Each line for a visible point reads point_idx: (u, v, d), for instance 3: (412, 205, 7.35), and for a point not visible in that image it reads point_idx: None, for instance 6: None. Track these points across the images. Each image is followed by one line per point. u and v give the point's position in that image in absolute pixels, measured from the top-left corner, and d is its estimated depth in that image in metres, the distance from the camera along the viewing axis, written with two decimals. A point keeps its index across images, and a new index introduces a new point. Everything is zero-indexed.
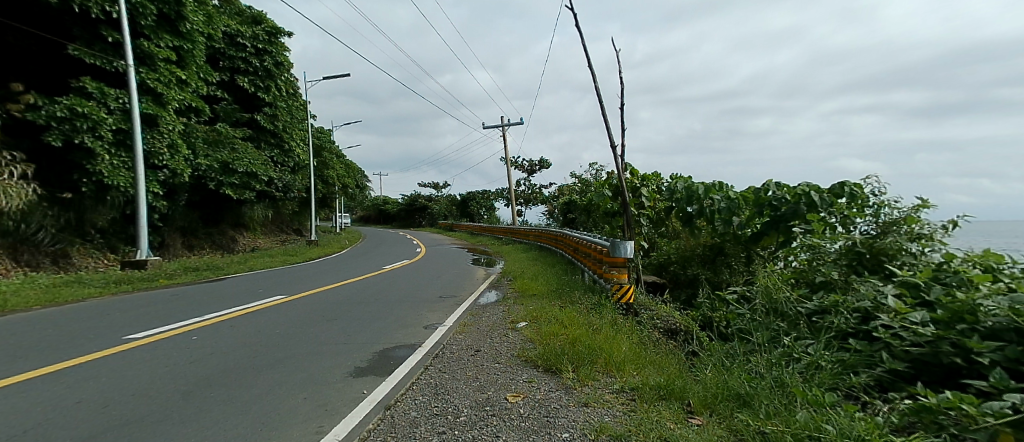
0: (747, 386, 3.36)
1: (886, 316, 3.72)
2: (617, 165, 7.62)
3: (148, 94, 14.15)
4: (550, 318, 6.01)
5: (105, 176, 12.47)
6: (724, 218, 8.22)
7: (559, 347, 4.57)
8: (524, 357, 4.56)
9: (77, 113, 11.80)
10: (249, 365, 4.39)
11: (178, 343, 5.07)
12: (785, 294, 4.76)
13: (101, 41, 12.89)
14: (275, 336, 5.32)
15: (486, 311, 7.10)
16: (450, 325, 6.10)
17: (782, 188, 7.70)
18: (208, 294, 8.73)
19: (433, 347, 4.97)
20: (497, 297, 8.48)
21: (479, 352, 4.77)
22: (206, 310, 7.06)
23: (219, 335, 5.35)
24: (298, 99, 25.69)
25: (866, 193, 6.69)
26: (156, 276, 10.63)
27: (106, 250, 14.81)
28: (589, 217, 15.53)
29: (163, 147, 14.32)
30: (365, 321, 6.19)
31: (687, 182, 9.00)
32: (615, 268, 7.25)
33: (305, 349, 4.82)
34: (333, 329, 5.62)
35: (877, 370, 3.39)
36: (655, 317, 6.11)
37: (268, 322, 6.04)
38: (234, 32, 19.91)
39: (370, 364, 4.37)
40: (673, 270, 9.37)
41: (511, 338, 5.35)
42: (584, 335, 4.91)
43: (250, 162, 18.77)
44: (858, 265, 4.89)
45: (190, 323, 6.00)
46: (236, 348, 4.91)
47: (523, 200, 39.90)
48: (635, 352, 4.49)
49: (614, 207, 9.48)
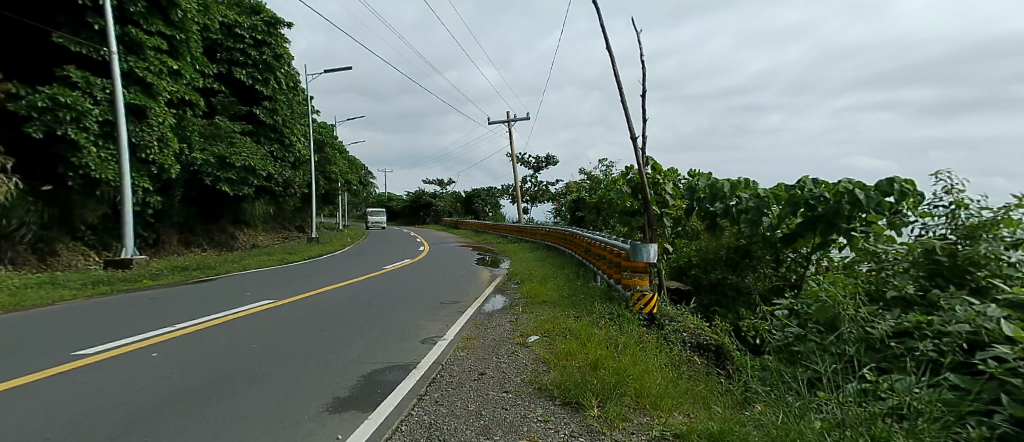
0: (826, 438, 2.56)
1: (1003, 346, 2.91)
2: (637, 158, 6.84)
3: (137, 85, 13.49)
4: (564, 332, 5.30)
5: (92, 170, 11.91)
6: (752, 219, 7.37)
7: (579, 374, 3.83)
8: (538, 385, 3.83)
9: (60, 103, 11.18)
10: (208, 394, 3.68)
11: (135, 362, 4.38)
12: (849, 311, 4.00)
13: (87, 28, 12.27)
14: (249, 352, 4.62)
15: (492, 320, 6.38)
16: (451, 338, 5.39)
17: (820, 185, 6.91)
18: (191, 297, 8.05)
19: (430, 368, 4.25)
20: (504, 303, 7.72)
21: (483, 377, 4.05)
22: (181, 317, 6.37)
23: (185, 351, 4.66)
24: (299, 93, 25.05)
25: (919, 192, 5.95)
26: (140, 276, 10.00)
27: (97, 247, 14.32)
28: (600, 215, 14.83)
29: (152, 140, 13.75)
30: (356, 333, 5.48)
31: (709, 178, 8.12)
32: (636, 273, 6.49)
33: (279, 373, 4.11)
34: (318, 345, 4.92)
35: (996, 420, 2.56)
36: (682, 330, 5.55)
37: (244, 333, 5.35)
38: (232, 23, 19.27)
39: (351, 394, 3.63)
40: (694, 274, 8.97)
41: (521, 357, 4.62)
42: (606, 357, 4.16)
43: (247, 157, 18.01)
44: (937, 277, 4.08)
45: (155, 335, 5.30)
46: (199, 369, 4.20)
47: (529, 198, 39.31)
48: (670, 382, 3.73)
49: (633, 206, 8.51)
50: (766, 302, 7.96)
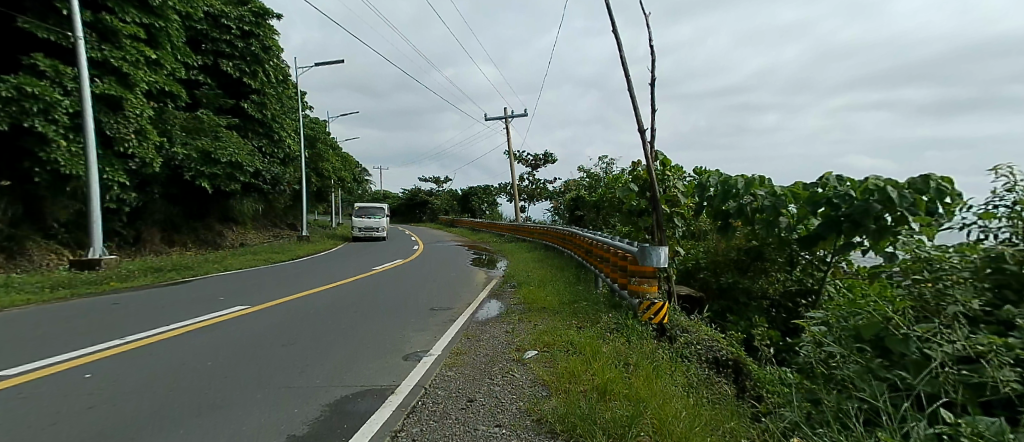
0: None
1: None
2: (646, 152, 6.23)
3: (113, 75, 12.77)
4: (568, 346, 4.72)
5: (62, 165, 11.19)
6: (767, 219, 6.78)
7: (585, 404, 3.21)
8: (536, 417, 3.21)
9: (26, 94, 10.40)
10: (137, 428, 3.01)
11: (61, 385, 3.67)
12: (903, 330, 3.36)
13: (56, 14, 11.51)
14: (202, 375, 3.96)
15: (485, 331, 5.76)
16: (438, 354, 4.76)
17: (844, 182, 6.32)
18: (157, 302, 7.35)
19: (410, 394, 3.60)
20: (499, 310, 7.10)
21: (472, 406, 3.42)
22: (136, 327, 5.68)
23: (124, 373, 3.97)
24: (290, 87, 24.37)
25: (959, 190, 5.38)
26: (106, 278, 9.36)
27: (72, 246, 13.68)
28: (600, 214, 14.32)
29: (129, 132, 13.01)
30: (329, 348, 4.82)
31: (720, 174, 7.46)
32: (644, 279, 5.87)
33: (231, 400, 3.46)
34: (282, 365, 4.25)
35: None
36: (695, 343, 5.03)
37: (202, 349, 4.69)
38: (217, 13, 18.57)
39: (310, 431, 2.99)
40: (703, 277, 8.46)
41: (517, 378, 3.99)
42: (616, 380, 3.55)
43: (233, 152, 17.26)
44: (1004, 289, 3.47)
45: (97, 351, 4.60)
46: (134, 396, 3.50)
47: (527, 196, 38.68)
48: (693, 413, 3.14)
49: (640, 205, 7.84)
50: (789, 313, 7.39)
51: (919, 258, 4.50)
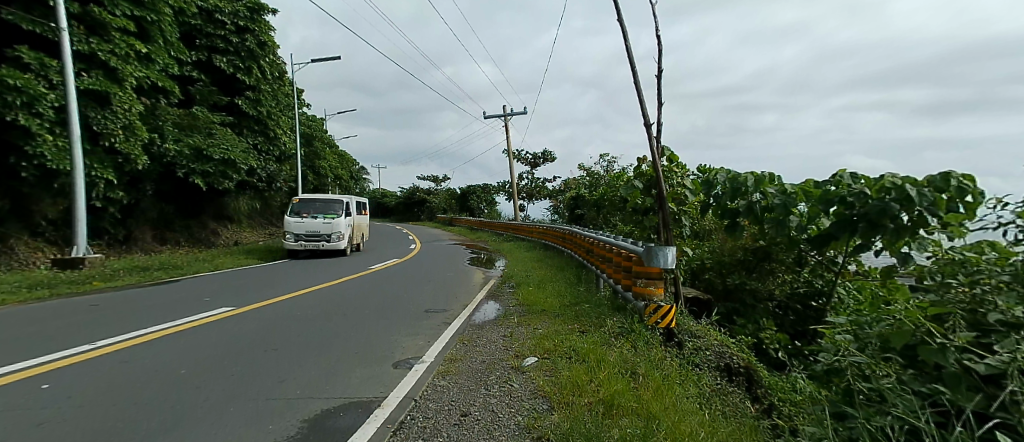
0: None
1: None
2: (654, 147, 5.88)
3: (100, 68, 12.38)
4: (570, 353, 4.42)
5: (48, 160, 10.85)
6: (778, 217, 6.46)
7: (591, 420, 2.90)
8: (537, 435, 2.90)
9: (9, 86, 9.96)
10: None
11: (15, 396, 3.34)
12: (938, 340, 3.02)
13: (42, 5, 11.15)
14: (171, 386, 3.63)
15: (482, 335, 5.46)
16: (432, 361, 4.46)
17: (858, 180, 6.05)
18: (138, 303, 7.00)
19: (398, 408, 3.29)
20: (497, 312, 6.79)
21: (467, 422, 3.10)
22: (110, 330, 5.35)
23: (88, 383, 3.63)
24: (286, 84, 24.01)
25: (979, 188, 5.08)
26: (90, 277, 9.04)
27: (59, 243, 13.38)
28: (601, 213, 14.02)
29: (117, 128, 12.64)
30: (314, 355, 4.50)
31: (728, 171, 7.16)
32: (650, 280, 5.58)
33: (199, 415, 3.13)
34: (260, 375, 3.92)
35: None
36: (705, 349, 4.74)
37: (177, 356, 4.36)
38: (212, 8, 18.23)
39: None
40: (709, 278, 8.16)
41: (516, 389, 3.68)
42: (624, 393, 3.25)
43: (227, 149, 16.73)
44: None
45: (63, 358, 4.25)
46: (93, 410, 3.17)
47: (527, 196, 38.35)
48: (711, 432, 2.83)
49: (645, 203, 7.55)
50: (799, 314, 7.10)
51: (947, 260, 4.17)
